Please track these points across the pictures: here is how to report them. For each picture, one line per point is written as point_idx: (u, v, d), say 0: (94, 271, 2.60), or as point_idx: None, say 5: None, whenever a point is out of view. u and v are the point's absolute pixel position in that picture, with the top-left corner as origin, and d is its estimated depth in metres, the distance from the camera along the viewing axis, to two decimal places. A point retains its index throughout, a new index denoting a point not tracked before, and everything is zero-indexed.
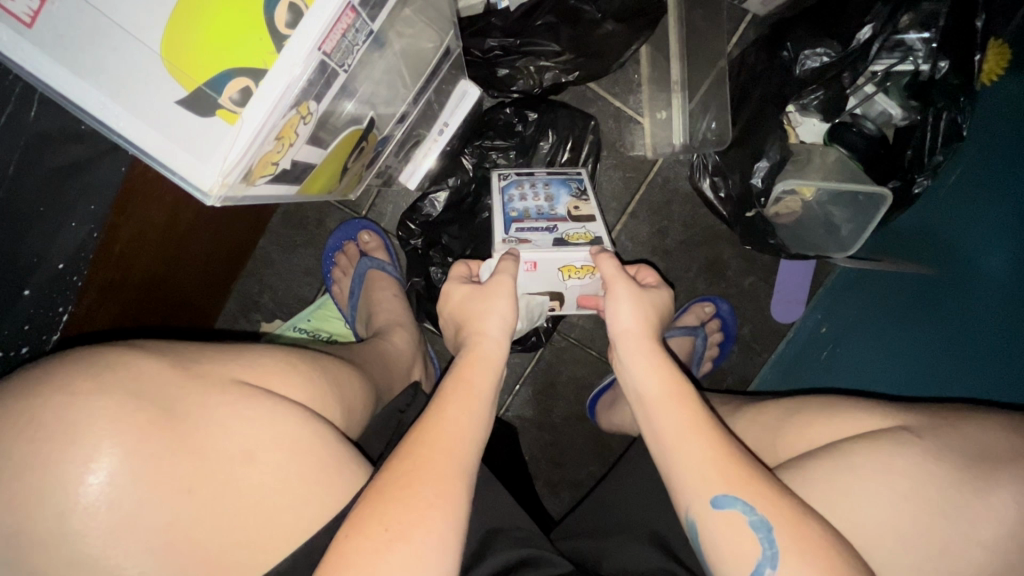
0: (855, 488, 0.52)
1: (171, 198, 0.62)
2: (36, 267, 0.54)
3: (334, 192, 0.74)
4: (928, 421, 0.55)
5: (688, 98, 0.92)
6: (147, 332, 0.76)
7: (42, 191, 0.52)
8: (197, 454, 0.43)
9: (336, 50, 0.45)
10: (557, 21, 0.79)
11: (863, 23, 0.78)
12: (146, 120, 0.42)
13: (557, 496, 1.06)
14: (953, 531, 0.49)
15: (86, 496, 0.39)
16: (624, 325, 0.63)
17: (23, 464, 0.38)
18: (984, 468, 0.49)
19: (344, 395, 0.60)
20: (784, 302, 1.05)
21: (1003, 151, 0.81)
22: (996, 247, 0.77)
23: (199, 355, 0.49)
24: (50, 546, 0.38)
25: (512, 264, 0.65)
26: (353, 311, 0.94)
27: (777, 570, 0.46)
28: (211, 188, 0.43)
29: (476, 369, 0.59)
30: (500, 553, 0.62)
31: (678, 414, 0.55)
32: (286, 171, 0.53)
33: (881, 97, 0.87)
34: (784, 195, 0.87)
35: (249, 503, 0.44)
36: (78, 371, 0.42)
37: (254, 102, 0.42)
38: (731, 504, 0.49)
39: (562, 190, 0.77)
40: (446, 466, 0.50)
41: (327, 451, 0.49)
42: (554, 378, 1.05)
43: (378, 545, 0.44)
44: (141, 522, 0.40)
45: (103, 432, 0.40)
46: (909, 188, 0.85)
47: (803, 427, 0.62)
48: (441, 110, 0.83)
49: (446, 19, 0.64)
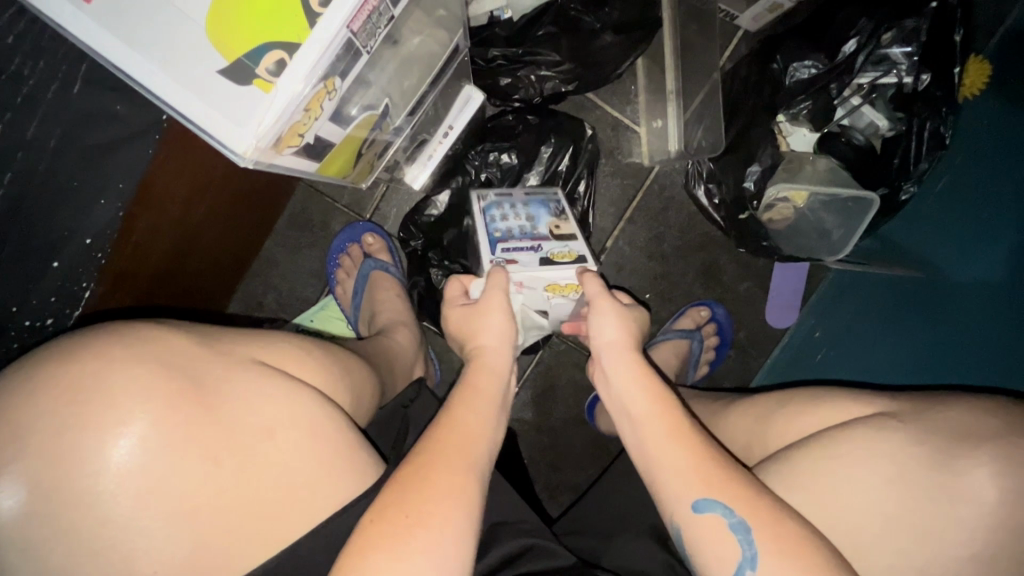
0: (843, 474, 0.54)
1: (185, 190, 0.65)
2: (67, 240, 0.55)
3: (348, 179, 0.76)
4: (911, 407, 0.57)
5: (683, 107, 0.95)
6: (167, 312, 0.78)
7: (78, 165, 0.54)
8: (220, 425, 0.46)
9: (362, 31, 0.48)
10: (558, 32, 0.83)
11: (848, 37, 0.82)
12: (189, 88, 0.45)
13: (555, 499, 1.07)
14: (938, 514, 0.50)
15: (117, 455, 0.42)
16: (608, 339, 0.65)
17: (60, 421, 0.41)
18: (966, 448, 0.51)
19: (354, 382, 0.62)
20: (779, 307, 1.05)
21: (989, 170, 0.89)
22: (979, 254, 0.87)
23: (223, 335, 0.53)
24: (85, 499, 0.41)
25: (503, 278, 0.67)
26: (356, 311, 0.96)
27: (756, 572, 0.47)
28: (244, 151, 0.46)
29: (484, 376, 0.62)
30: (505, 544, 0.63)
31: (660, 422, 0.57)
32: (309, 146, 0.55)
33: (868, 108, 0.89)
34: (776, 201, 0.92)
35: (263, 478, 0.46)
36: (111, 339, 0.45)
37: (289, 72, 0.45)
38: (711, 508, 0.50)
39: (542, 211, 0.79)
40: (457, 460, 0.51)
41: (339, 434, 0.52)
42: (553, 381, 1.06)
43: (399, 532, 0.45)
44: (168, 484, 0.43)
45: (135, 398, 0.43)
46: (897, 196, 0.88)
47: (793, 418, 0.64)
48: (447, 112, 0.87)
49: (456, 21, 0.68)
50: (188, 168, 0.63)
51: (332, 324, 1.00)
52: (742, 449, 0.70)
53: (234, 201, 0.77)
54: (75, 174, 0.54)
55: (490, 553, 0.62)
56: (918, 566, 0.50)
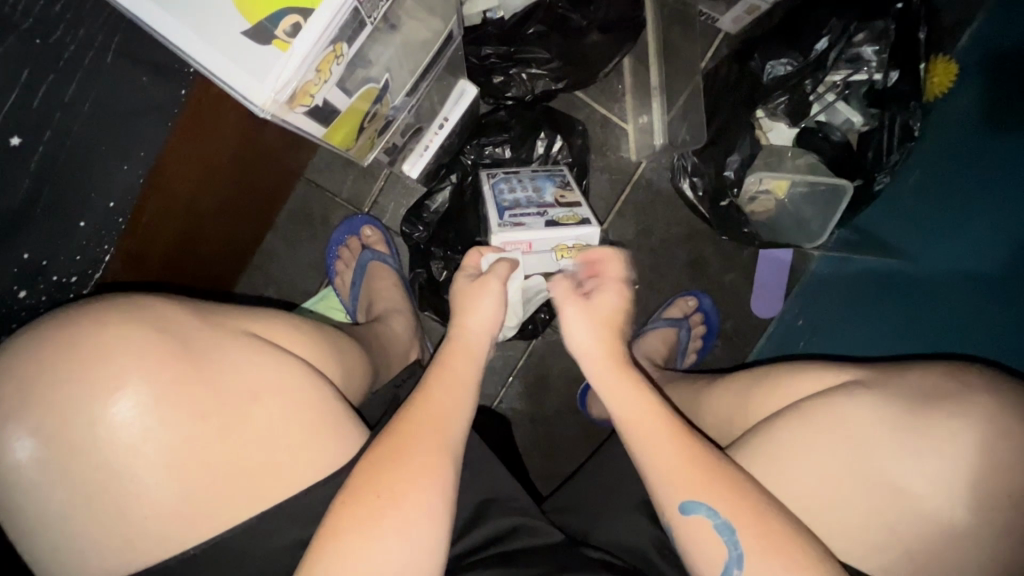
0: (817, 441, 0.57)
1: (194, 177, 0.69)
2: (89, 199, 0.58)
3: (350, 153, 0.80)
4: (877, 373, 0.60)
5: (667, 105, 1.00)
6: (176, 289, 0.82)
7: (98, 139, 0.57)
8: (209, 390, 0.48)
9: (367, 0, 0.51)
10: (548, 30, 0.87)
11: (821, 35, 0.86)
12: (214, 46, 0.49)
13: (549, 485, 1.09)
14: (907, 467, 0.54)
15: (112, 412, 0.45)
16: (582, 346, 0.65)
17: (61, 379, 0.45)
18: (931, 407, 0.55)
19: (345, 358, 0.65)
20: (764, 297, 1.09)
21: (989, 161, 0.91)
22: (979, 242, 0.90)
23: (218, 309, 0.55)
24: (80, 450, 0.45)
25: (503, 268, 0.68)
26: (354, 301, 1.00)
27: (743, 570, 0.50)
28: (264, 103, 0.50)
29: (459, 358, 0.63)
30: (494, 521, 0.65)
31: (645, 426, 0.58)
32: (318, 110, 0.59)
33: (842, 105, 0.95)
34: (758, 194, 0.97)
35: (250, 443, 0.49)
36: (113, 308, 0.49)
37: (302, 34, 0.48)
38: (696, 509, 0.53)
39: (548, 183, 0.84)
40: (431, 442, 0.53)
41: (326, 404, 0.54)
42: (546, 370, 1.09)
43: (371, 511, 0.48)
44: (153, 441, 0.46)
45: (129, 361, 0.46)
46: (871, 186, 0.93)
47: (771, 389, 0.67)
48: (441, 104, 0.90)
49: (450, 7, 0.72)
50: (198, 155, 0.66)
51: (331, 314, 1.04)
52: (725, 422, 0.73)
53: (238, 190, 0.81)
54: (99, 146, 0.57)
55: (477, 530, 0.64)
56: (888, 517, 0.54)
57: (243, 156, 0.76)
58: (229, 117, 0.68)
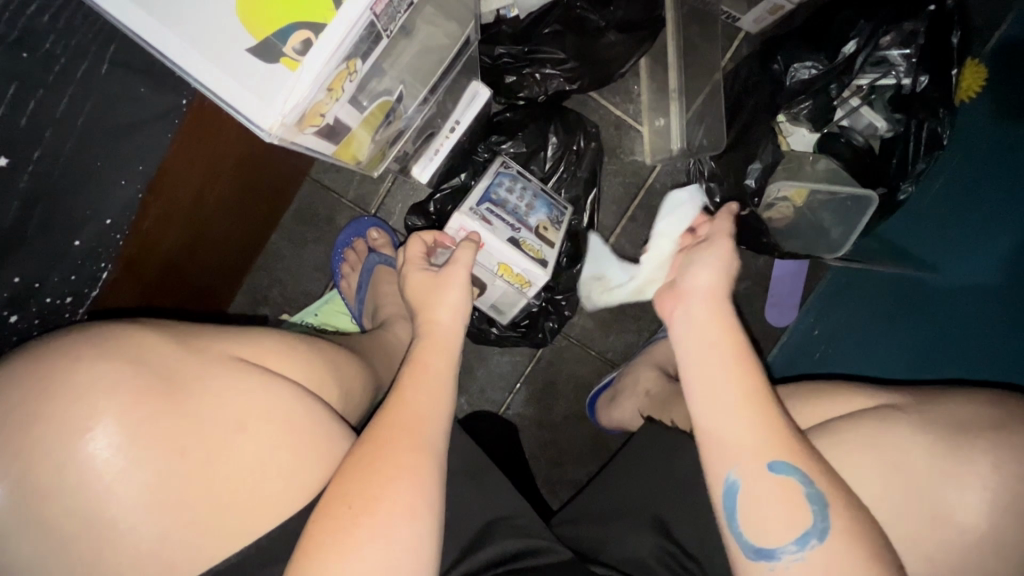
0: (848, 465, 0.56)
1: (196, 183, 0.67)
2: (88, 220, 0.56)
3: (360, 165, 0.76)
4: (915, 400, 0.58)
5: (685, 107, 0.95)
6: (165, 313, 0.80)
7: (96, 149, 0.55)
8: (192, 420, 0.46)
9: (383, 15, 0.49)
10: (564, 30, 0.85)
11: (848, 38, 0.83)
12: (218, 66, 0.46)
13: (556, 494, 1.07)
14: (944, 497, 0.53)
15: (86, 449, 0.43)
16: (706, 285, 0.61)
17: (31, 419, 0.43)
18: (967, 436, 0.53)
19: (342, 378, 0.63)
20: (777, 305, 1.03)
21: (998, 174, 0.94)
22: (981, 256, 0.93)
23: (202, 333, 0.53)
24: (50, 492, 0.43)
25: (469, 255, 0.66)
26: (360, 304, 0.97)
27: (823, 542, 0.49)
28: (270, 127, 0.47)
29: (432, 352, 0.60)
30: (498, 543, 0.62)
31: (740, 377, 0.55)
32: (328, 128, 0.57)
33: (867, 109, 0.91)
34: (776, 200, 0.93)
35: (233, 472, 0.47)
36: (84, 340, 0.47)
37: (314, 52, 0.46)
38: (787, 471, 0.51)
39: (542, 209, 0.84)
40: (406, 443, 0.51)
41: (317, 427, 0.52)
42: (554, 377, 1.07)
43: (343, 522, 0.47)
44: (132, 479, 0.44)
45: (101, 395, 0.44)
46: (895, 195, 0.89)
47: (795, 411, 0.66)
48: (453, 107, 0.86)
49: (468, 13, 0.69)
50: (199, 158, 0.64)
51: (335, 318, 1.01)
52: None
53: (241, 196, 0.79)
54: (99, 158, 0.55)
55: (484, 549, 0.62)
56: (929, 551, 0.53)
57: (249, 157, 0.74)
58: (230, 121, 0.65)
